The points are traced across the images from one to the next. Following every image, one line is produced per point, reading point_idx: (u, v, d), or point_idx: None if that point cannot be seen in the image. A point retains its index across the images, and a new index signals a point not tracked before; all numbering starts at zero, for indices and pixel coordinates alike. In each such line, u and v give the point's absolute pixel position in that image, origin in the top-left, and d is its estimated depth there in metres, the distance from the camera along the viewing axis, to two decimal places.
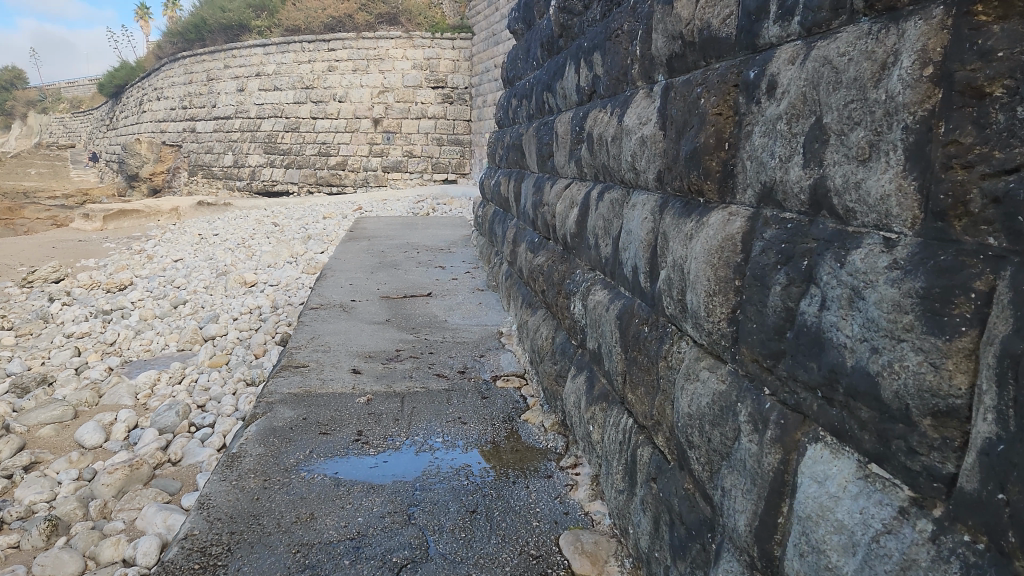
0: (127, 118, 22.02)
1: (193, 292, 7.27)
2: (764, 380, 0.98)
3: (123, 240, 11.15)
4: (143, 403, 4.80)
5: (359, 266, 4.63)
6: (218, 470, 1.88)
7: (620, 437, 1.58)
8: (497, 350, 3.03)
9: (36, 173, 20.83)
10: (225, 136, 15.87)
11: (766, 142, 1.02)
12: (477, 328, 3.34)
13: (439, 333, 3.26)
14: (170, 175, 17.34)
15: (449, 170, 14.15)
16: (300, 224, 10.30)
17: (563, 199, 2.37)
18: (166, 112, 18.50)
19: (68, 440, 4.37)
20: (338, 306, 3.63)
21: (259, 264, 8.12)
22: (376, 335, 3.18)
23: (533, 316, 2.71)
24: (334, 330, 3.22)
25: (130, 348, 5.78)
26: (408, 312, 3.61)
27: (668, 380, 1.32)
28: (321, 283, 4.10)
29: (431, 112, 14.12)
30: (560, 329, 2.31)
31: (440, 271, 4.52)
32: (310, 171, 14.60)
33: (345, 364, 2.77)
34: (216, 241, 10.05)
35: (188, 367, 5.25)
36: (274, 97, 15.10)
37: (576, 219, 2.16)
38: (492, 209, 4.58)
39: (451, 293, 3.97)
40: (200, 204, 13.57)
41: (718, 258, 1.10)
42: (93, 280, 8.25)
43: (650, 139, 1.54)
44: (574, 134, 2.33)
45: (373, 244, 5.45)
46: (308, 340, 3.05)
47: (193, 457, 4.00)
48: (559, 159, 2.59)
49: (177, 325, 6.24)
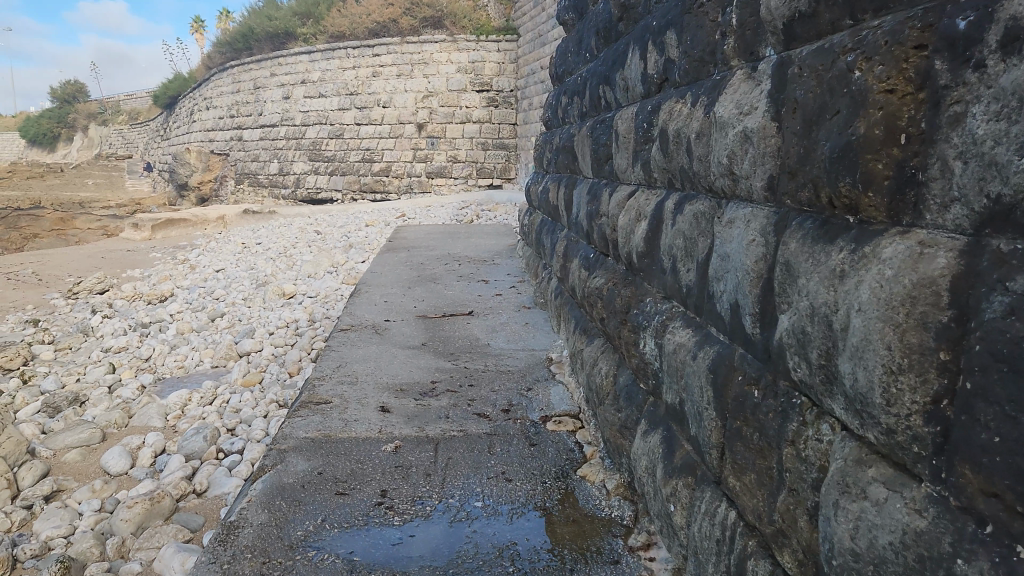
0: (177, 128, 22.37)
1: (232, 305, 7.09)
2: (1018, 535, 0.58)
3: (169, 249, 11.15)
4: (173, 425, 4.55)
5: (396, 280, 4.30)
6: (207, 550, 1.53)
7: (718, 534, 1.18)
8: (546, 382, 2.64)
9: (91, 184, 21.34)
10: (270, 143, 15.88)
11: (1007, 128, 0.62)
12: (522, 355, 2.96)
13: (480, 360, 2.89)
14: (218, 183, 17.46)
15: (494, 175, 13.87)
16: (342, 232, 10.11)
17: (626, 208, 1.97)
18: (214, 121, 18.68)
19: (93, 465, 4.13)
20: (370, 327, 3.29)
21: (299, 275, 7.91)
22: (410, 363, 2.82)
23: (589, 346, 2.33)
24: (363, 357, 2.88)
25: (164, 365, 5.58)
26: (446, 333, 3.25)
27: (800, 478, 0.93)
28: (354, 301, 3.77)
29: (476, 117, 13.83)
30: (624, 367, 1.91)
31: (483, 286, 4.15)
32: (354, 177, 14.46)
33: (373, 400, 2.41)
34: (259, 251, 9.93)
35: (220, 387, 5.02)
36: (318, 104, 15.03)
37: (644, 236, 1.76)
38: (539, 217, 4.20)
39: (494, 311, 3.59)
40: (246, 212, 13.55)
41: (904, 315, 0.70)
42: (135, 291, 8.17)
43: (756, 132, 1.14)
44: (639, 131, 1.94)
45: (411, 256, 5.12)
46: (334, 370, 2.71)
47: (219, 487, 3.71)
48: (620, 162, 2.20)
49: (213, 340, 6.04)
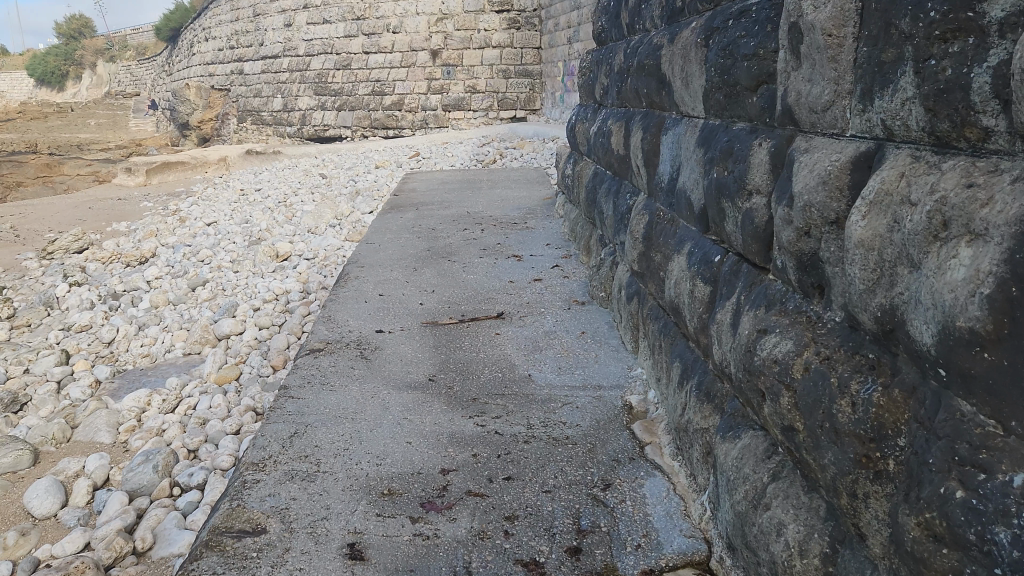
0: (179, 62, 21.07)
1: (217, 270, 6.28)
2: None
3: (161, 198, 10.25)
4: (124, 441, 3.73)
5: (397, 257, 3.27)
6: None
7: None
8: (633, 466, 1.59)
9: (92, 124, 20.39)
10: (273, 77, 14.65)
11: None
12: (585, 402, 1.91)
13: (520, 414, 1.84)
14: (220, 122, 16.53)
15: (517, 107, 12.56)
16: (349, 176, 9.03)
17: (862, 197, 0.86)
18: (213, 53, 17.38)
19: (12, 505, 3.24)
20: (354, 348, 2.26)
21: (297, 231, 6.91)
22: (408, 427, 1.78)
23: (727, 436, 1.27)
24: (335, 412, 1.85)
25: (127, 353, 4.85)
26: (464, 354, 2.21)
27: None
28: (336, 297, 2.73)
29: (496, 41, 12.39)
30: (872, 570, 0.84)
31: (514, 266, 3.08)
32: (363, 112, 13.21)
33: (336, 531, 1.38)
34: (256, 199, 8.95)
35: (189, 386, 4.17)
36: (322, 32, 13.67)
37: (981, 286, 0.65)
38: (588, 169, 3.10)
39: (534, 313, 2.53)
40: (248, 152, 12.49)
41: None
42: (112, 253, 7.38)
43: None
44: (910, 13, 0.81)
45: (420, 216, 4.06)
46: (281, 448, 1.68)
47: (168, 545, 2.75)
48: (812, 91, 1.08)
49: (189, 317, 5.31)
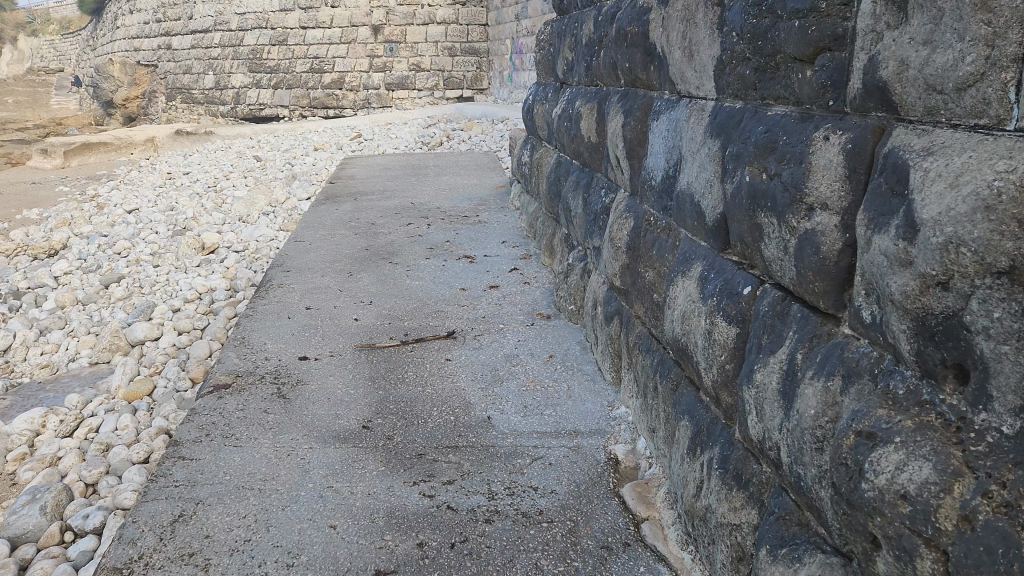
0: (102, 37, 19.76)
1: (136, 264, 5.67)
2: None
3: (79, 182, 9.43)
4: (12, 472, 3.18)
5: (330, 258, 2.82)
6: None
7: None
8: (632, 558, 1.21)
9: (9, 102, 18.98)
10: (204, 53, 13.77)
11: None
12: (561, 456, 1.52)
13: (482, 479, 1.44)
14: (147, 100, 15.53)
15: (464, 86, 12.01)
16: (285, 159, 8.41)
17: None
18: (139, 26, 16.25)
19: None
20: (271, 383, 1.82)
21: (227, 219, 6.32)
22: (333, 503, 1.36)
23: (778, 552, 0.90)
24: (236, 481, 1.42)
25: (25, 364, 4.25)
26: (405, 389, 1.80)
27: None
28: (253, 312, 2.28)
29: (440, 17, 11.80)
30: None
31: (466, 269, 2.67)
32: (302, 91, 12.47)
33: None
34: (184, 184, 8.26)
35: (93, 403, 3.63)
36: (256, 4, 12.84)
37: None
38: (549, 157, 2.71)
39: (492, 330, 2.14)
40: (178, 132, 11.66)
41: None
42: (18, 244, 6.65)
43: None
44: None
45: (359, 207, 3.62)
46: (159, 542, 1.25)
47: None
48: (932, 57, 0.69)
49: (100, 320, 4.73)
